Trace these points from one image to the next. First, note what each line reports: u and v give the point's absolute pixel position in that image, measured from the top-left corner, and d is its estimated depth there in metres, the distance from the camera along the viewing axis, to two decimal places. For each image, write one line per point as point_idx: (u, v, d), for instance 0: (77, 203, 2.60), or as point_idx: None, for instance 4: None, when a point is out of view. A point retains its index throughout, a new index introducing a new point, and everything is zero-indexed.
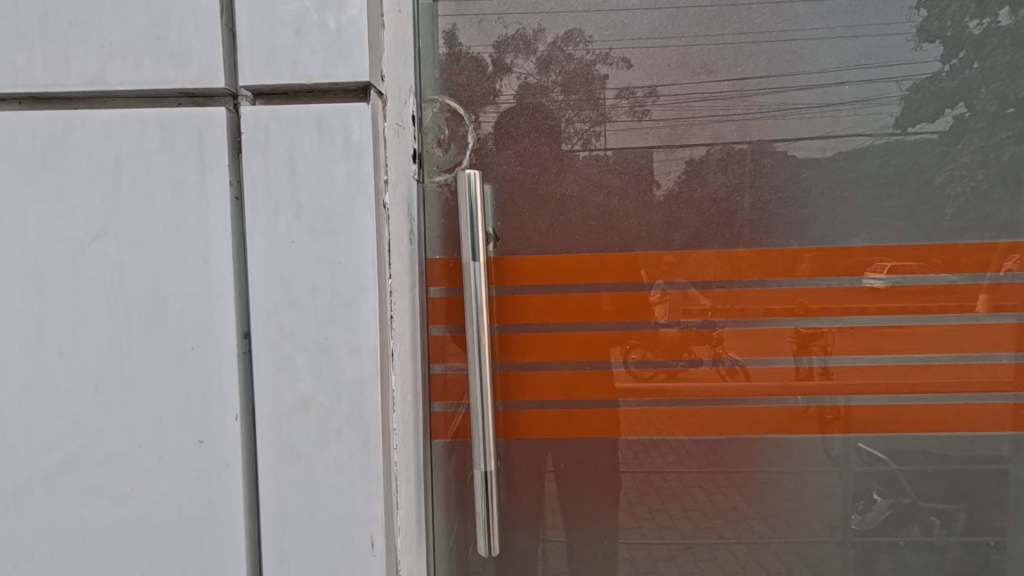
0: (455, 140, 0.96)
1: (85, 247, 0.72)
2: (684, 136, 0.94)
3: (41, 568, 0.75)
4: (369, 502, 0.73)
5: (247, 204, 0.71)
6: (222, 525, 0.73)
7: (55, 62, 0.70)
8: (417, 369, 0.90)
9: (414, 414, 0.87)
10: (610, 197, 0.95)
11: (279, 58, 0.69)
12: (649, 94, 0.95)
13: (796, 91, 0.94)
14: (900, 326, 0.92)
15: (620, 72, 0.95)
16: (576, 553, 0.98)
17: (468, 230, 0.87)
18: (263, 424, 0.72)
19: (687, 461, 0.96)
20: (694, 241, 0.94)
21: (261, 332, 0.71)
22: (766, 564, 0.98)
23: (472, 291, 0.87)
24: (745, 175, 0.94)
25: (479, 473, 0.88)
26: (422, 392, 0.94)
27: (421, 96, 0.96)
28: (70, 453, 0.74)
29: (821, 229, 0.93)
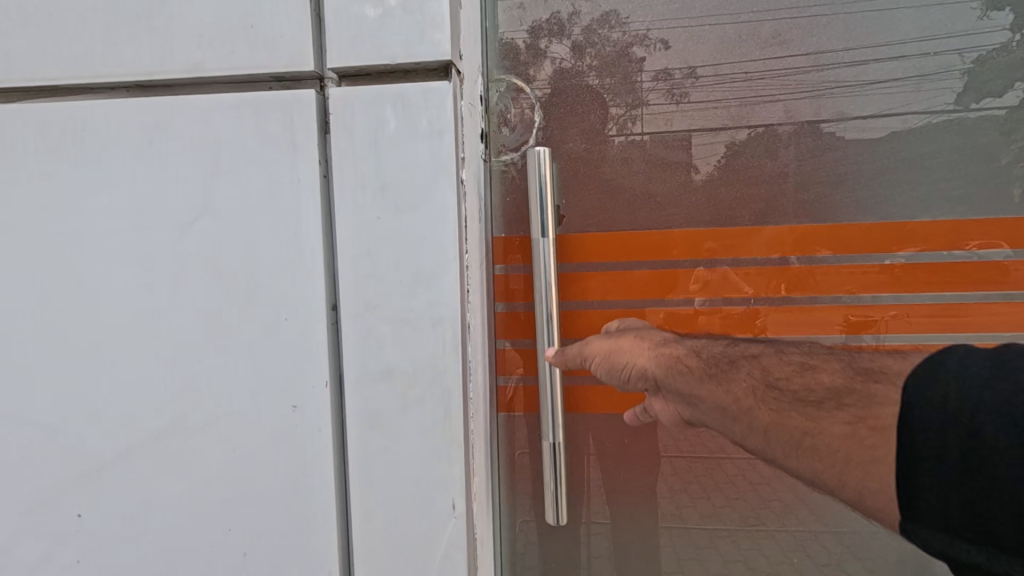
0: (522, 119, 0.97)
1: (187, 226, 0.77)
2: (756, 111, 0.92)
3: (151, 520, 0.81)
4: (449, 467, 0.76)
5: (335, 182, 0.74)
6: (314, 485, 0.79)
7: (158, 50, 0.75)
8: (487, 343, 0.93)
9: (483, 387, 0.89)
10: (672, 176, 0.93)
11: (364, 40, 0.72)
12: (688, 75, 0.93)
13: (872, 62, 0.89)
14: (965, 310, 0.88)
15: (657, 53, 0.93)
16: (620, 536, 0.99)
17: (536, 207, 0.88)
18: (352, 390, 0.76)
19: (732, 449, 0.95)
20: (765, 216, 0.91)
21: (348, 304, 0.75)
22: (815, 556, 0.95)
23: (542, 267, 0.88)
24: (820, 148, 0.91)
25: (548, 444, 0.90)
26: (490, 367, 0.97)
27: (489, 78, 0.97)
28: (175, 417, 0.80)
29: (901, 205, 0.89)
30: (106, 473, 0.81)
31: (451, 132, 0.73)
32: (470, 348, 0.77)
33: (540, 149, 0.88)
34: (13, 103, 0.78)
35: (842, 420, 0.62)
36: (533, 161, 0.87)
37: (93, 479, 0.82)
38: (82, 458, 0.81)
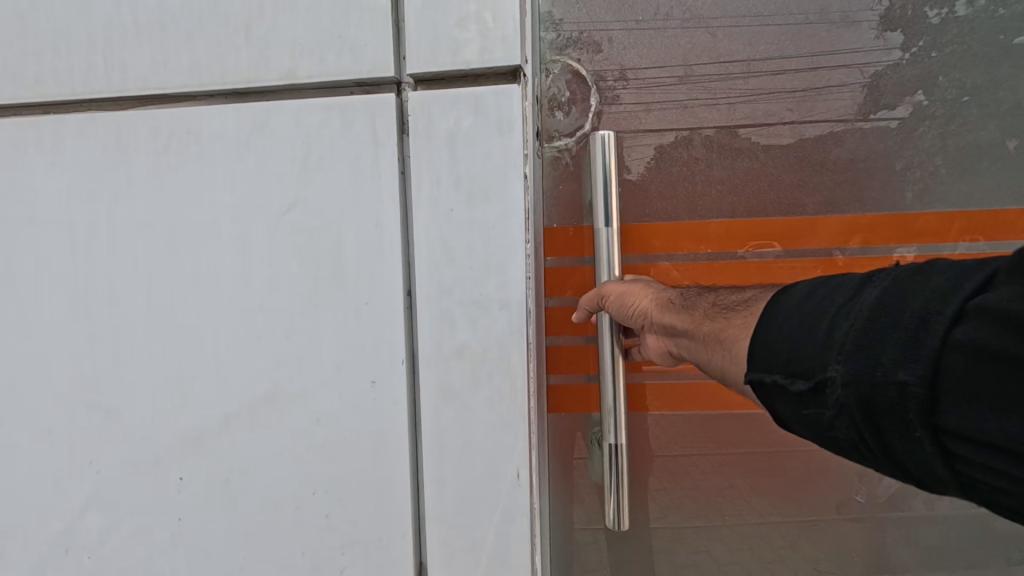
0: (577, 103, 0.99)
1: (280, 217, 0.86)
2: (815, 103, 0.96)
3: (247, 481, 0.91)
4: (514, 438, 0.84)
5: (413, 177, 0.82)
6: (391, 451, 0.87)
7: (256, 59, 0.83)
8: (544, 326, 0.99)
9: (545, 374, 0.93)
10: (737, 161, 0.96)
11: (440, 47, 0.79)
12: (618, 77, 0.98)
13: (930, 53, 0.94)
14: None
15: (591, 56, 0.98)
16: (589, 533, 1.02)
17: (601, 195, 0.91)
18: (426, 366, 0.84)
19: (699, 441, 0.99)
20: (830, 204, 0.96)
21: (424, 288, 0.83)
22: (773, 545, 0.99)
23: (605, 253, 0.92)
24: (884, 136, 0.95)
25: (609, 446, 0.92)
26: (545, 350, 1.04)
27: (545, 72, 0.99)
28: (269, 389, 0.89)
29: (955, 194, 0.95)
30: (206, 439, 0.91)
31: (522, 123, 0.79)
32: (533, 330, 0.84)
33: (604, 133, 0.93)
34: (126, 109, 0.88)
35: (740, 314, 0.71)
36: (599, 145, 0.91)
37: (195, 445, 0.91)
38: (185, 427, 0.91)
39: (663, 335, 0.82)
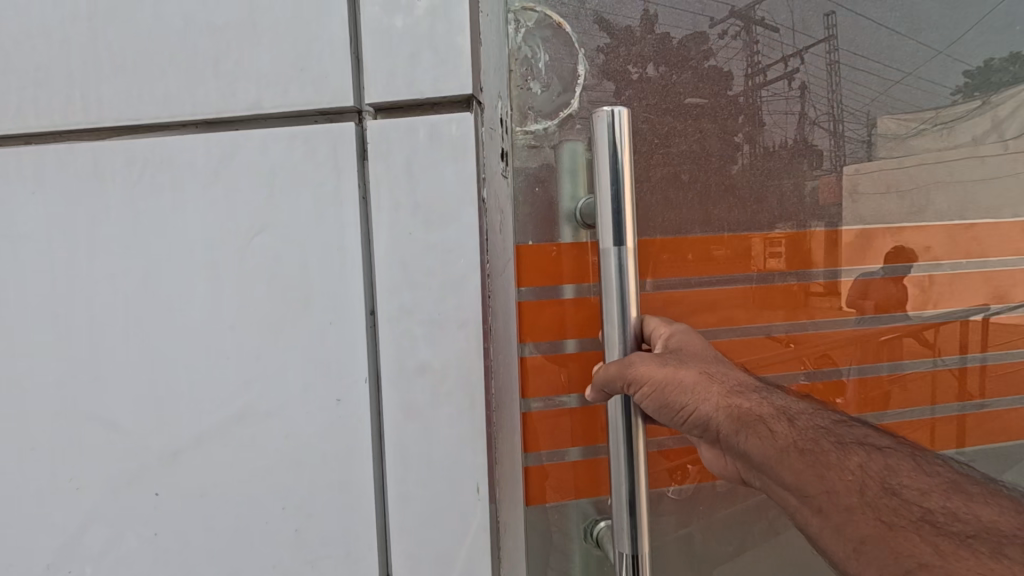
0: (548, 83, 1.08)
1: (248, 241, 0.89)
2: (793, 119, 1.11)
3: (220, 496, 0.94)
4: (476, 454, 0.86)
5: (372, 202, 0.85)
6: (356, 467, 0.89)
7: (225, 91, 0.87)
8: (512, 334, 1.01)
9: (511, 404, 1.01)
10: (712, 161, 1.09)
11: (396, 78, 0.82)
12: (534, 71, 1.08)
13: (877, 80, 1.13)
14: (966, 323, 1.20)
15: (533, 47, 1.07)
16: None
17: (609, 210, 0.85)
18: (389, 384, 0.87)
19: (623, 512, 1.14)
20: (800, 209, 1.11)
21: (384, 308, 0.86)
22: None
23: (613, 279, 0.86)
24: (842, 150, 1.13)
25: (625, 557, 0.88)
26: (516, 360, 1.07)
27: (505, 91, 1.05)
28: (241, 407, 0.92)
29: (902, 203, 1.14)
30: (181, 456, 0.94)
31: (476, 148, 0.82)
32: (492, 348, 0.86)
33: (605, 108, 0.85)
34: (104, 139, 0.92)
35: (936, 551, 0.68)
36: (609, 121, 0.84)
37: (171, 461, 0.94)
38: (161, 444, 0.94)
39: (759, 473, 0.85)
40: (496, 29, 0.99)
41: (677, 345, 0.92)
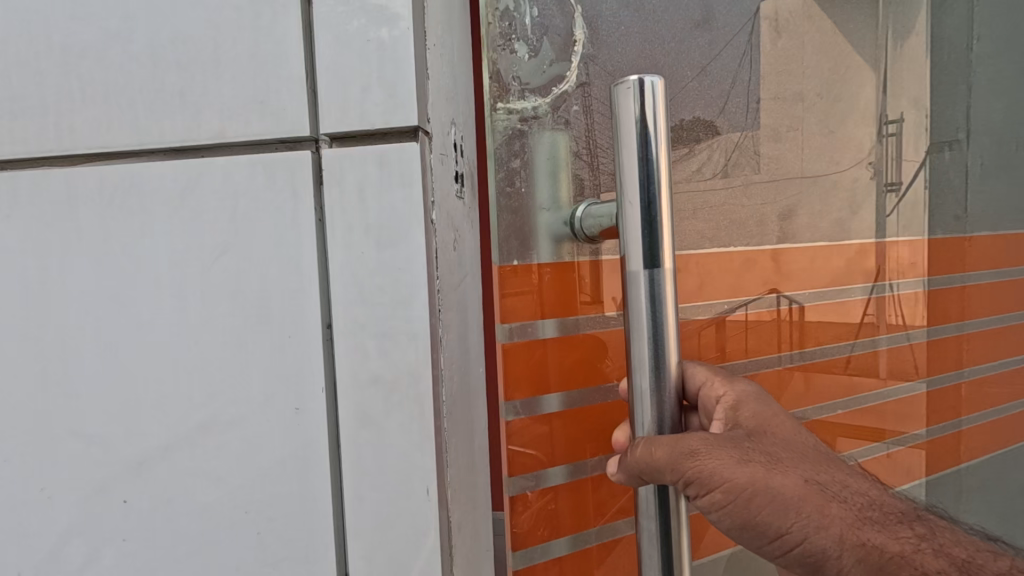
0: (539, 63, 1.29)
1: (213, 261, 0.95)
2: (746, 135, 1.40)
3: (185, 503, 0.99)
4: (425, 459, 0.92)
5: (328, 224, 0.91)
6: (314, 473, 0.95)
7: (190, 121, 0.94)
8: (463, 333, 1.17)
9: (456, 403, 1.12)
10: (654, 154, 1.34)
11: (348, 111, 0.89)
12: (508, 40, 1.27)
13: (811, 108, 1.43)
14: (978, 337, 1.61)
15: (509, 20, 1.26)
16: None
17: (637, 220, 0.89)
18: (344, 394, 0.93)
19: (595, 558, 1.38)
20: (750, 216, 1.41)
21: (340, 323, 0.92)
22: None
23: (637, 294, 0.91)
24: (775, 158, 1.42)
25: None
26: (464, 362, 1.18)
27: (455, 119, 1.16)
28: (205, 417, 0.97)
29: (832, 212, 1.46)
30: (149, 465, 0.99)
31: (428, 171, 0.93)
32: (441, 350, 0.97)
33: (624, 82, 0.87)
34: (75, 165, 0.97)
35: None
36: (649, 92, 0.86)
37: (140, 470, 1.00)
38: (130, 454, 1.00)
39: None
40: (447, 62, 1.09)
41: (752, 423, 1.07)
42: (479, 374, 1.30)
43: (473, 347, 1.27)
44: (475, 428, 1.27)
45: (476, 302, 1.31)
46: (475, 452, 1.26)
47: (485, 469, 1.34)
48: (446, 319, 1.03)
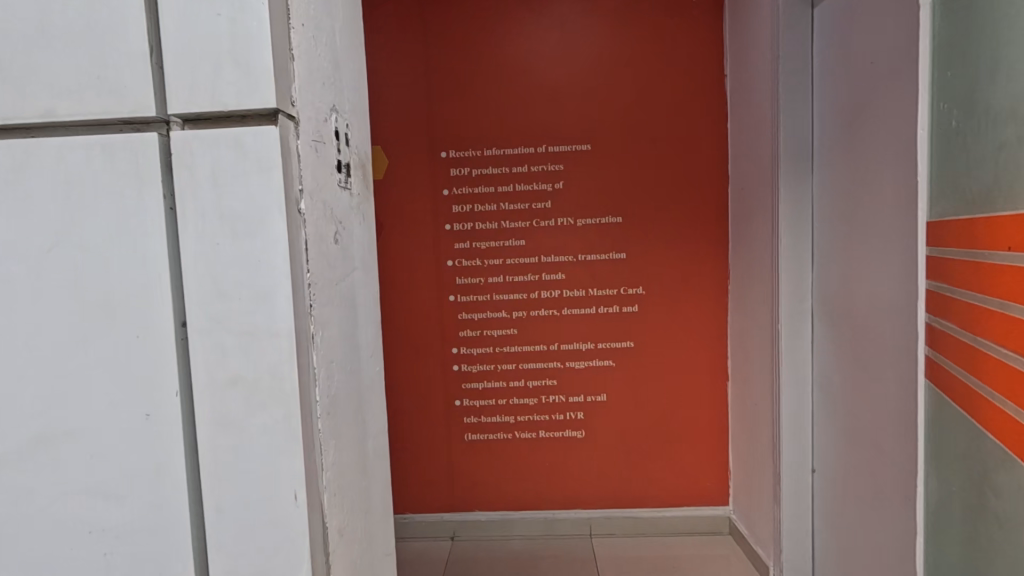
0: None
1: (44, 254, 0.85)
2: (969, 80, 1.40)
3: (16, 528, 0.88)
4: (291, 461, 0.87)
5: (179, 214, 0.84)
6: (169, 485, 0.87)
7: (14, 99, 0.83)
8: (351, 334, 1.13)
9: (344, 402, 1.08)
10: None
11: (198, 90, 0.82)
12: None
13: None
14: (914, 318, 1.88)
15: None
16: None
17: None
18: (201, 397, 0.86)
19: None
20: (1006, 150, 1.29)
21: (195, 321, 0.85)
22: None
23: None
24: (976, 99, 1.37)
25: None
26: (353, 355, 1.14)
27: (338, 105, 1.11)
28: (42, 428, 0.87)
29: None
30: None
31: (295, 158, 0.89)
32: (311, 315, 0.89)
33: None
34: None
35: None
36: None
37: None
38: None
39: None
40: (325, 45, 1.04)
41: None
42: (374, 374, 1.28)
43: (366, 344, 1.23)
44: (369, 427, 1.22)
45: (369, 297, 1.27)
46: (369, 451, 1.21)
47: (382, 469, 1.30)
48: (325, 311, 1.00)
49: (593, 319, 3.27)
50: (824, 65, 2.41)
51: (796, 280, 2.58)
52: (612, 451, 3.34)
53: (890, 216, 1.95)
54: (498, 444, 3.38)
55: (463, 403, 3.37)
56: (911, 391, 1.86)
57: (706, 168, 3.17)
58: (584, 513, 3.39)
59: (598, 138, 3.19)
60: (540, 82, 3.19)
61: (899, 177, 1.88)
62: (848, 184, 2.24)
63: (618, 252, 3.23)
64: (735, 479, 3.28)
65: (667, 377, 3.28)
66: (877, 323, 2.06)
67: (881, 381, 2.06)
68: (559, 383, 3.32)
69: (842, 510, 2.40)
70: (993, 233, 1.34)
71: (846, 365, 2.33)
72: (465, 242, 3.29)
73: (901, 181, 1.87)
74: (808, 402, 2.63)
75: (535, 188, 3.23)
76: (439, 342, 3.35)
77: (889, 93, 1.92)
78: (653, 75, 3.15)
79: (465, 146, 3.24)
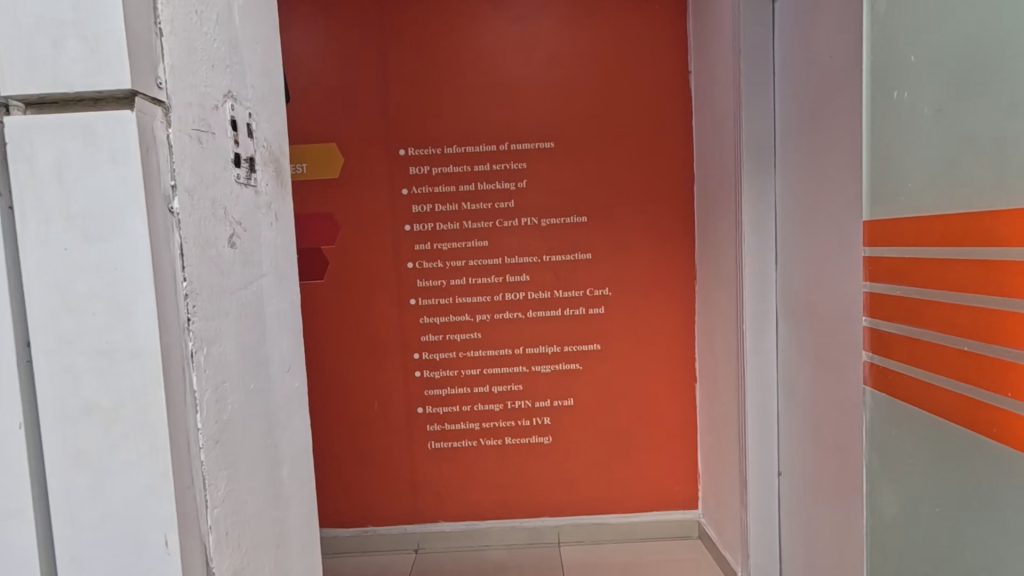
0: None
1: None
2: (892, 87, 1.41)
3: None
4: (162, 503, 0.75)
5: (16, 215, 0.71)
6: (12, 536, 0.74)
7: None
8: (255, 349, 1.01)
9: (246, 424, 0.96)
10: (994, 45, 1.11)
11: (37, 68, 0.69)
12: None
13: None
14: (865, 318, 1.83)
15: None
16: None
17: None
18: (50, 430, 0.73)
19: None
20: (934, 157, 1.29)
21: (40, 341, 0.72)
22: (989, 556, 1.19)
23: None
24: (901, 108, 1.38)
25: None
26: (259, 371, 1.02)
27: (237, 90, 0.99)
28: None
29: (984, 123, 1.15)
30: None
31: (165, 149, 0.77)
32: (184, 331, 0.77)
33: None
34: None
35: None
36: None
37: None
38: None
39: None
40: (214, 21, 0.92)
41: None
42: (289, 391, 1.16)
43: (278, 358, 1.11)
44: (283, 449, 1.11)
45: (282, 304, 1.15)
46: (283, 477, 1.10)
47: (303, 493, 1.18)
48: (215, 323, 0.88)
49: (559, 321, 3.19)
50: (784, 59, 2.36)
51: (759, 280, 2.53)
52: (580, 457, 3.27)
53: (851, 214, 1.90)
54: (463, 452, 3.27)
55: (426, 410, 3.25)
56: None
57: (671, 166, 3.11)
58: (552, 520, 3.31)
59: (561, 135, 3.11)
60: (501, 77, 3.09)
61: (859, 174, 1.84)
62: (809, 183, 2.20)
63: (583, 252, 3.15)
64: (703, 483, 3.23)
65: (634, 380, 3.22)
66: (840, 324, 2.01)
67: (844, 383, 2.01)
68: (525, 388, 3.23)
69: (808, 514, 2.36)
70: (949, 227, 1.28)
71: (809, 366, 2.28)
72: (426, 243, 3.17)
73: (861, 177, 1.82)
74: (773, 405, 2.59)
75: (497, 187, 3.13)
76: (399, 347, 3.22)
77: (850, 88, 1.86)
78: (616, 71, 3.08)
79: (424, 144, 3.12)
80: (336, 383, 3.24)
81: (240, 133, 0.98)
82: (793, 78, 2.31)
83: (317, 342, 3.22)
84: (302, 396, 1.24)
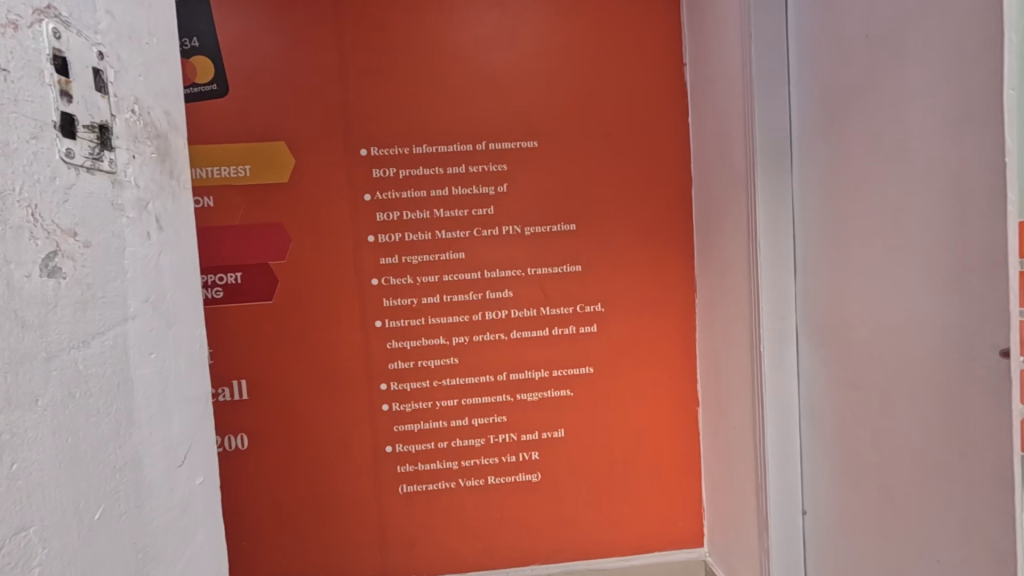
0: None
1: None
2: None
3: None
4: None
5: None
6: None
7: None
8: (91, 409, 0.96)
9: (71, 481, 0.91)
10: None
11: None
12: None
13: None
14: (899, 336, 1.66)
15: None
16: None
17: None
18: None
19: None
20: None
21: None
22: None
23: None
24: None
25: None
26: (100, 432, 0.98)
27: (61, 25, 0.92)
28: None
29: None
30: None
31: None
32: None
33: None
34: None
35: None
36: None
37: None
38: None
39: None
40: None
41: None
42: (156, 436, 1.12)
43: (140, 411, 1.08)
44: (150, 508, 1.09)
45: (162, 356, 1.15)
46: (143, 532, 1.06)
47: (178, 573, 1.16)
48: (13, 401, 0.81)
49: (547, 343, 2.83)
50: (803, 47, 2.10)
51: (777, 294, 2.23)
52: (573, 496, 2.89)
53: (907, 218, 1.62)
54: (439, 496, 2.85)
55: (395, 449, 2.82)
56: (952, 433, 1.50)
57: (666, 167, 2.81)
58: (542, 569, 2.91)
59: (546, 133, 2.77)
60: (475, 67, 2.73)
61: (917, 173, 1.59)
62: (841, 182, 1.93)
63: (573, 264, 2.81)
64: (710, 519, 2.91)
65: (631, 406, 2.88)
66: (887, 345, 1.72)
67: (889, 415, 1.74)
68: (509, 419, 2.85)
69: (841, 562, 2.06)
70: None
71: (840, 391, 2.00)
72: (393, 256, 2.76)
73: (920, 177, 1.57)
74: (795, 435, 2.28)
75: (475, 192, 2.76)
76: (363, 377, 2.78)
77: (904, 75, 1.62)
78: (604, 62, 2.76)
79: (389, 142, 2.72)
80: (289, 422, 2.76)
81: (72, 85, 0.93)
82: (815, 67, 2.05)
83: (265, 375, 2.73)
84: (191, 468, 1.24)
